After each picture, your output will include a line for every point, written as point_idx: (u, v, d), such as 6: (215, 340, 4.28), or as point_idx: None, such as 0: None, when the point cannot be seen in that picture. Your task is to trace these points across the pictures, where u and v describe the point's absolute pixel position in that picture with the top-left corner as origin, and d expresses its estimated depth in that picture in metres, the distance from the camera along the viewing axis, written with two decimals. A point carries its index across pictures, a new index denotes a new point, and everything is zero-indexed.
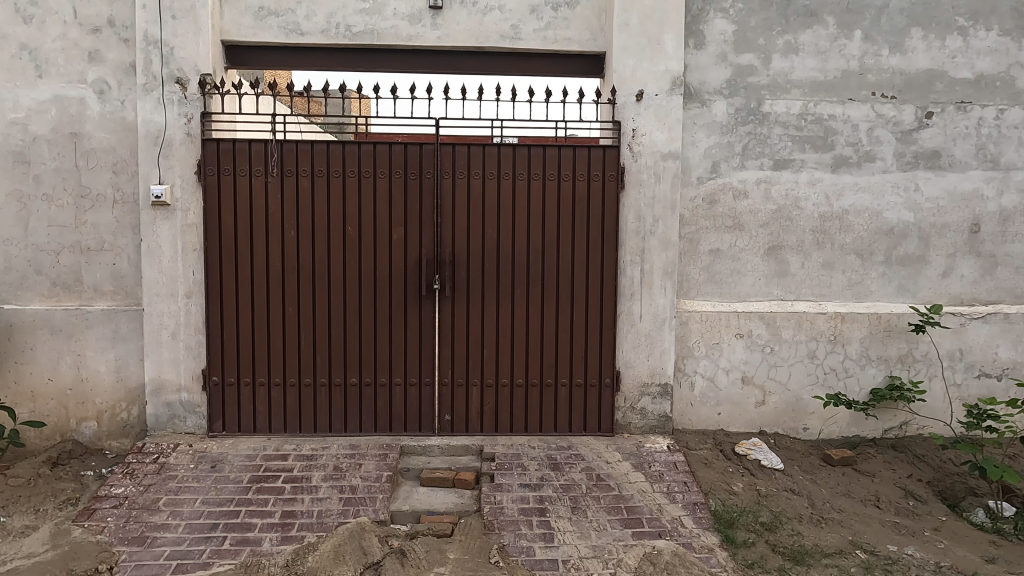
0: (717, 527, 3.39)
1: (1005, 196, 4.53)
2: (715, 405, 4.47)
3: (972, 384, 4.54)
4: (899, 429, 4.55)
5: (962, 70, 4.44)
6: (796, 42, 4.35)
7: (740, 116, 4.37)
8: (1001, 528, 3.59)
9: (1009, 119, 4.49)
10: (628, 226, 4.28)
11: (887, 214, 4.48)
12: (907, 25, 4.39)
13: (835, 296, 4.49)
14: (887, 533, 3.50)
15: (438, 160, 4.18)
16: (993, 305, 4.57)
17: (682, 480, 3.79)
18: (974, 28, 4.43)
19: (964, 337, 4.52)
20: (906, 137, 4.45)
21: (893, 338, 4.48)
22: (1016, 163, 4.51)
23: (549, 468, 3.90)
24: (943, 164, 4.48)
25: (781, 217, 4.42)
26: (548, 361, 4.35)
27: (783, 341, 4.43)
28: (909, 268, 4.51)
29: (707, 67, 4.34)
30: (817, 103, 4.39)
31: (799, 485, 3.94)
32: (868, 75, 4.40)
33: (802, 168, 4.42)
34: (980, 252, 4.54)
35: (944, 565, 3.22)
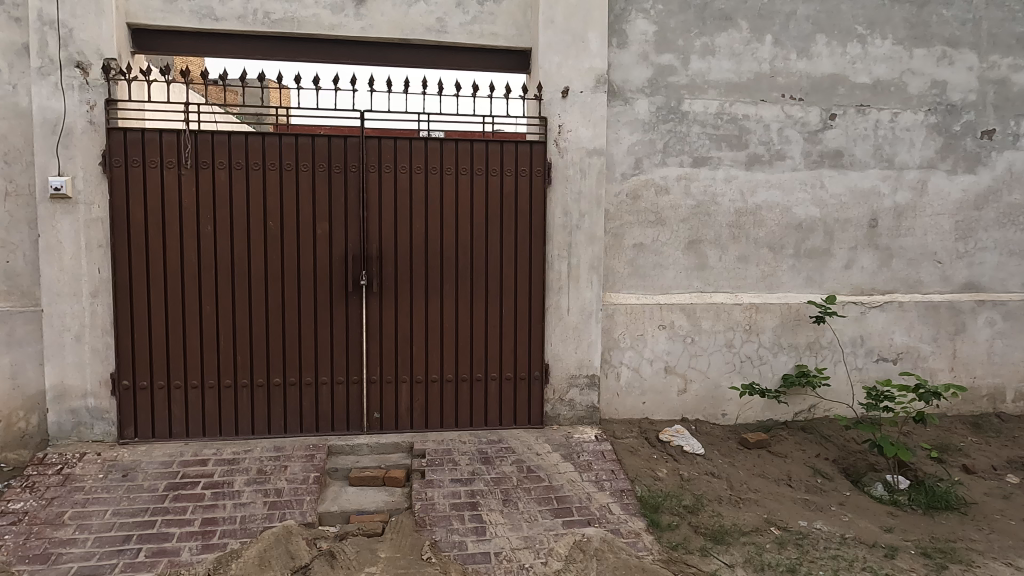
0: (643, 513, 3.51)
1: (899, 194, 4.89)
2: (640, 395, 4.60)
3: (872, 367, 4.89)
4: (808, 412, 4.84)
5: (861, 76, 4.76)
6: (712, 44, 4.53)
7: (662, 115, 4.51)
8: (897, 500, 3.90)
9: (902, 122, 4.85)
10: (555, 220, 4.34)
11: (796, 210, 4.74)
12: (813, 32, 4.66)
13: (750, 288, 4.72)
14: (797, 510, 3.73)
15: (363, 153, 4.09)
16: (890, 294, 4.92)
17: (609, 468, 3.90)
18: (871, 36, 4.75)
19: (865, 324, 4.85)
20: (812, 137, 4.73)
21: (802, 326, 4.75)
22: (908, 163, 4.88)
23: (480, 462, 3.91)
24: (845, 163, 4.79)
25: (700, 212, 4.61)
26: (477, 356, 4.36)
27: (702, 331, 4.62)
28: (815, 260, 4.80)
29: (630, 66, 4.45)
30: (731, 104, 4.60)
31: (718, 468, 4.12)
32: (778, 77, 4.64)
33: (719, 165, 4.61)
34: (878, 244, 4.89)
35: (848, 537, 3.47)
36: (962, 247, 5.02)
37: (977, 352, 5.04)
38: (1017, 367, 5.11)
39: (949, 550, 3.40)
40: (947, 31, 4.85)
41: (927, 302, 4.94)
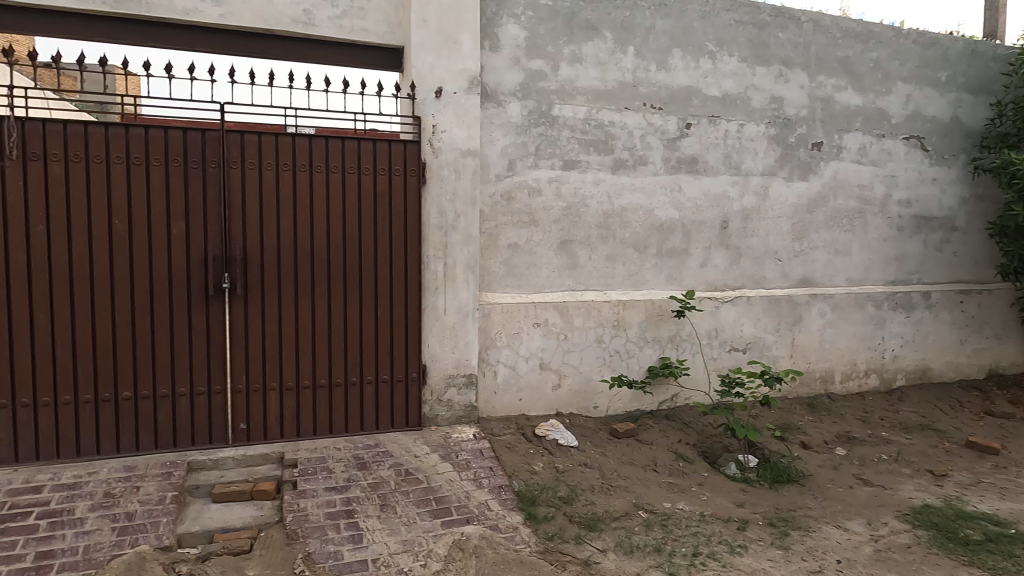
0: (520, 507, 3.59)
1: (746, 198, 5.36)
2: (517, 392, 4.70)
3: (725, 357, 5.32)
4: (670, 401, 5.18)
5: (712, 89, 5.17)
6: (579, 52, 4.73)
7: (533, 118, 4.64)
8: (748, 477, 4.29)
9: (747, 133, 5.33)
10: (430, 221, 4.32)
11: (658, 212, 5.06)
12: (669, 46, 4.99)
13: (618, 285, 4.97)
14: (662, 492, 3.98)
15: (223, 148, 3.84)
16: (739, 289, 5.39)
17: (487, 466, 3.95)
18: (720, 53, 5.17)
19: (718, 318, 5.28)
20: (671, 144, 5.07)
21: (665, 321, 5.08)
22: (753, 170, 5.37)
23: (356, 468, 3.81)
24: (700, 169, 5.18)
25: (570, 213, 4.79)
26: (352, 360, 4.23)
27: (574, 328, 4.80)
28: (675, 259, 5.14)
29: (502, 70, 4.54)
30: (598, 110, 4.82)
31: (591, 458, 4.30)
32: (640, 87, 4.93)
33: (587, 169, 4.82)
34: (728, 244, 5.34)
35: (707, 514, 3.76)
36: (798, 247, 5.60)
37: (812, 340, 5.64)
38: (844, 352, 5.78)
39: (791, 519, 3.78)
40: (783, 52, 5.39)
41: (770, 296, 5.46)
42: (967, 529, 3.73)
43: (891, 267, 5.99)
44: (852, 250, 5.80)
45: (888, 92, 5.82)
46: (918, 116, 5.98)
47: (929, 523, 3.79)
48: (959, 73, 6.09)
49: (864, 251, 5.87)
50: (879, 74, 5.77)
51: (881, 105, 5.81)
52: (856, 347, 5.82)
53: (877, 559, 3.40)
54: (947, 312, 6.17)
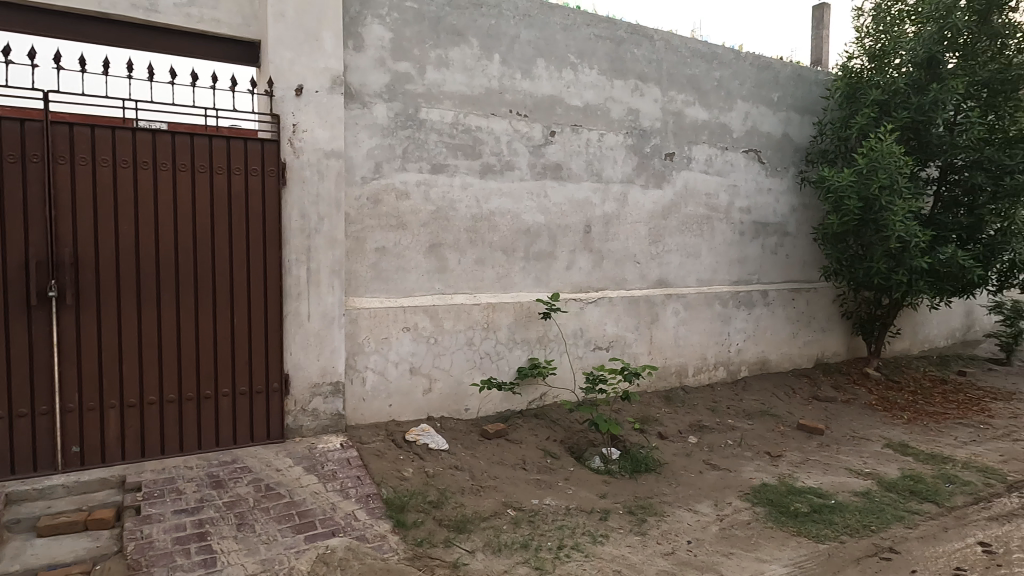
0: (389, 515, 3.54)
1: (607, 204, 5.65)
2: (386, 397, 4.62)
3: (590, 355, 5.57)
4: (539, 400, 5.33)
5: (574, 99, 5.40)
6: (446, 57, 4.75)
7: (400, 121, 4.61)
8: (610, 469, 4.51)
9: (607, 142, 5.61)
10: (291, 223, 4.15)
11: (525, 216, 5.20)
12: (534, 55, 5.15)
13: (487, 288, 5.05)
14: (531, 489, 4.09)
15: (47, 141, 3.46)
16: (602, 290, 5.66)
17: (355, 475, 3.86)
18: (581, 65, 5.41)
19: (583, 318, 5.51)
20: (537, 150, 5.23)
21: (533, 322, 5.22)
22: (613, 177, 5.67)
23: (210, 487, 3.57)
24: (564, 176, 5.39)
25: (439, 217, 4.79)
26: (205, 372, 3.96)
27: (444, 331, 4.81)
28: (542, 263, 5.31)
29: (367, 70, 4.46)
30: (465, 115, 4.87)
31: (461, 460, 4.32)
32: (505, 94, 5.04)
33: (455, 173, 4.85)
34: (592, 248, 5.59)
35: (572, 507, 3.91)
36: (654, 250, 5.99)
37: (668, 337, 6.05)
38: (696, 347, 6.25)
39: (648, 506, 4.04)
40: (638, 67, 5.74)
41: (630, 297, 5.79)
42: (796, 502, 4.17)
43: (735, 269, 6.57)
44: (701, 253, 6.30)
45: (730, 109, 6.39)
46: (755, 132, 6.61)
47: (766, 500, 4.20)
48: (788, 94, 6.80)
49: (712, 254, 6.39)
50: (721, 92, 6.31)
51: (724, 121, 6.36)
52: (707, 342, 6.31)
53: (722, 537, 3.71)
54: (782, 309, 6.86)
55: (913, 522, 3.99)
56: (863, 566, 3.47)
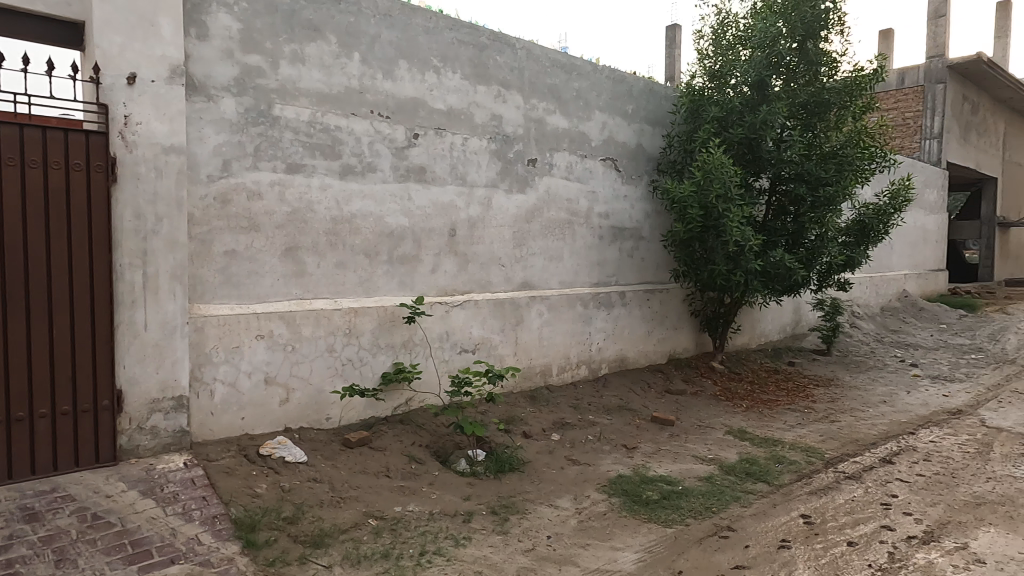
0: (238, 535, 3.33)
1: (472, 207, 5.70)
2: (238, 410, 4.34)
3: (456, 359, 5.58)
4: (405, 405, 5.25)
5: (437, 102, 5.40)
6: (301, 52, 4.56)
7: (250, 117, 4.36)
8: (476, 471, 4.54)
9: (471, 146, 5.66)
10: (124, 224, 3.78)
11: (388, 219, 5.11)
12: (395, 56, 5.08)
13: (348, 293, 4.90)
14: (394, 497, 4.02)
15: None
16: (468, 293, 5.70)
17: (200, 496, 3.59)
18: (444, 69, 5.42)
19: (449, 321, 5.51)
20: (400, 153, 5.16)
21: (397, 326, 5.14)
22: (477, 182, 5.73)
23: (22, 521, 3.16)
24: (428, 179, 5.36)
25: (295, 219, 4.59)
26: (16, 391, 3.50)
27: (302, 338, 4.60)
28: (406, 266, 5.24)
29: (212, 61, 4.18)
30: (323, 114, 4.70)
31: (321, 472, 4.15)
32: (366, 94, 4.93)
33: (313, 173, 4.67)
34: (456, 251, 5.61)
35: (435, 512, 3.89)
36: (519, 253, 6.12)
37: (532, 338, 6.20)
38: (559, 347, 6.46)
39: (510, 505, 4.11)
40: (501, 74, 5.85)
41: (495, 299, 5.87)
42: (648, 491, 4.43)
43: (595, 271, 6.88)
44: (563, 256, 6.53)
45: (588, 119, 6.69)
46: (612, 141, 6.97)
47: (621, 491, 4.42)
48: (641, 107, 7.24)
49: (573, 257, 6.64)
50: (580, 102, 6.59)
51: (583, 130, 6.64)
52: (570, 342, 6.55)
53: (579, 529, 3.86)
54: (638, 309, 7.28)
55: (747, 501, 4.38)
56: (704, 545, 3.75)
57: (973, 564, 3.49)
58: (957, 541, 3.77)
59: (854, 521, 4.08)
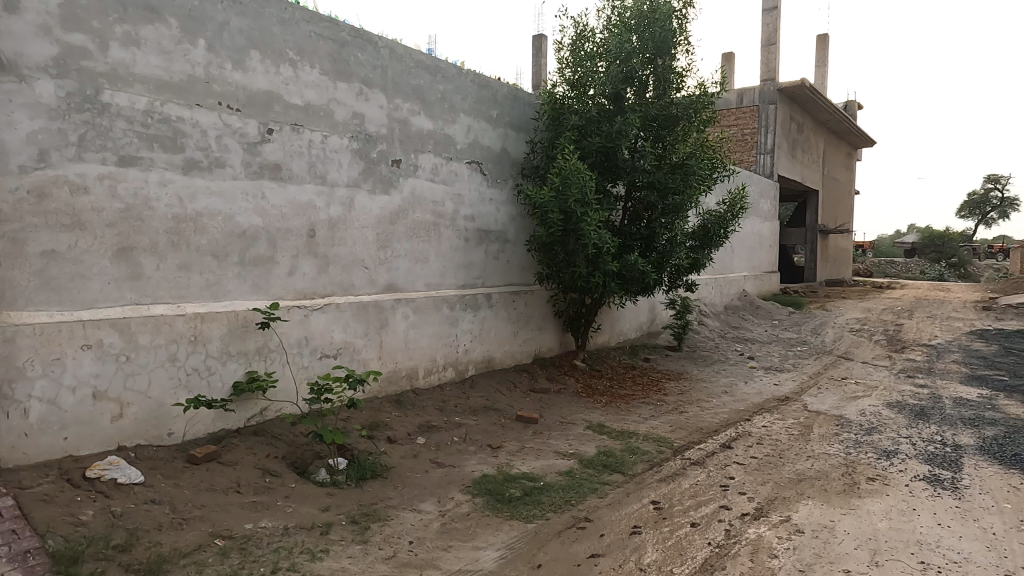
0: (56, 570, 2.96)
1: (332, 208, 5.50)
2: (60, 430, 3.87)
3: (316, 365, 5.35)
4: (259, 415, 4.95)
5: (293, 97, 5.16)
6: (136, 34, 4.17)
7: (74, 102, 3.92)
8: (336, 480, 4.38)
9: (331, 144, 5.47)
10: None
11: (238, 218, 4.80)
12: (246, 46, 4.79)
13: (194, 297, 4.54)
14: (244, 514, 3.77)
15: None
16: (328, 296, 5.49)
17: (9, 529, 3.16)
18: (301, 63, 5.20)
19: (307, 326, 5.27)
20: (251, 148, 4.87)
21: (249, 333, 4.84)
22: (338, 181, 5.54)
23: None
24: (284, 176, 5.11)
25: (130, 216, 4.18)
26: None
27: (139, 347, 4.19)
28: (260, 268, 4.95)
29: (24, 38, 3.71)
30: (162, 103, 4.33)
31: (160, 492, 3.81)
32: (213, 84, 4.61)
33: (151, 167, 4.28)
34: (316, 253, 5.39)
35: (290, 526, 3.71)
36: (382, 255, 6.00)
37: (397, 341, 6.11)
38: (426, 350, 6.41)
39: (372, 512, 4.01)
40: (362, 72, 5.71)
41: (358, 303, 5.70)
42: (511, 488, 4.52)
43: (461, 273, 6.91)
44: (429, 258, 6.49)
45: (453, 122, 6.71)
46: (477, 145, 7.04)
47: (484, 490, 4.47)
48: (505, 112, 7.38)
49: (439, 260, 6.63)
50: (445, 104, 6.60)
51: (448, 132, 6.65)
52: (436, 344, 6.52)
53: (442, 532, 3.85)
54: (504, 310, 7.40)
55: (604, 491, 4.60)
56: (563, 537, 3.88)
57: (794, 534, 3.90)
58: (781, 515, 4.20)
59: (697, 503, 4.42)
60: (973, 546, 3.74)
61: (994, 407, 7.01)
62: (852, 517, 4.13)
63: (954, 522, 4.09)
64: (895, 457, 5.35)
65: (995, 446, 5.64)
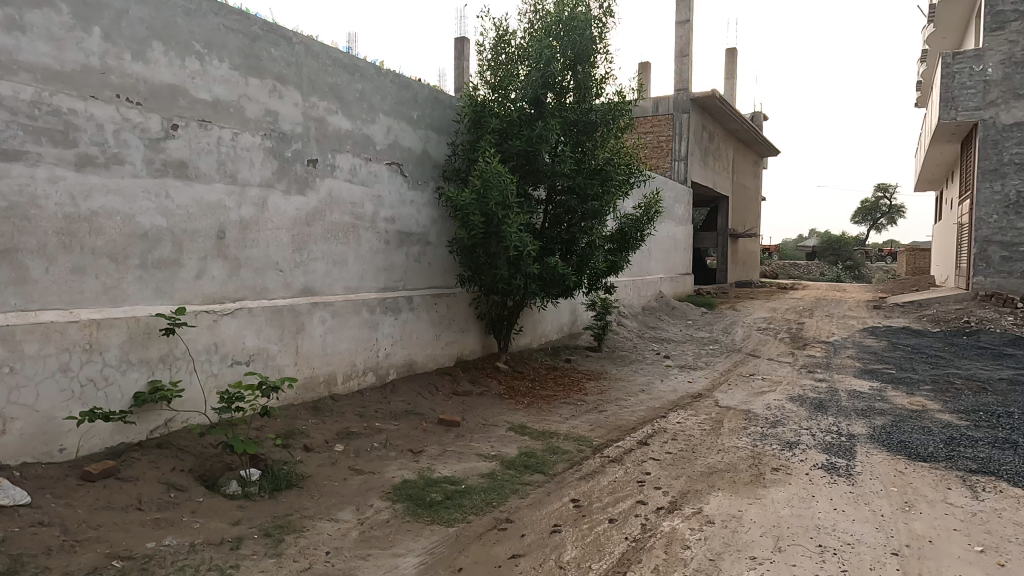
0: None
1: (243, 208, 5.28)
2: None
3: (226, 372, 5.11)
4: (164, 427, 4.66)
5: (200, 92, 4.92)
6: (20, 18, 3.86)
7: None
8: (248, 492, 4.19)
9: (242, 142, 5.25)
10: None
11: (139, 218, 4.52)
12: (147, 36, 4.53)
13: (89, 303, 4.23)
14: (146, 532, 3.56)
15: None
16: (239, 301, 5.26)
17: None
18: (209, 56, 4.96)
19: (217, 332, 5.03)
20: (154, 145, 4.61)
21: (152, 339, 4.56)
22: (249, 180, 5.32)
23: None
24: (190, 175, 4.86)
25: (13, 215, 3.85)
26: None
27: (25, 357, 3.87)
28: (163, 271, 4.69)
29: None
30: (51, 94, 4.02)
31: (50, 513, 3.52)
32: (110, 75, 4.32)
33: (38, 163, 3.97)
34: (226, 255, 5.16)
35: (197, 543, 3.52)
36: (298, 258, 5.81)
37: (315, 346, 5.93)
38: (344, 355, 6.26)
39: (286, 524, 3.87)
40: (275, 68, 5.52)
41: (272, 307, 5.49)
42: (432, 493, 4.48)
43: (381, 276, 6.79)
44: (347, 261, 6.35)
45: (372, 122, 6.60)
46: (397, 146, 6.95)
47: (405, 496, 4.41)
48: (426, 114, 7.33)
49: (358, 262, 6.49)
50: (364, 104, 6.48)
51: (367, 132, 6.53)
52: (355, 349, 6.37)
53: (361, 540, 3.77)
54: (425, 313, 7.33)
55: (525, 492, 4.64)
56: (484, 539, 3.89)
57: (705, 525, 4.07)
58: (694, 507, 4.38)
59: (615, 500, 4.53)
60: (864, 528, 4.02)
61: (883, 399, 7.59)
62: (758, 506, 4.36)
63: (848, 506, 4.39)
64: (797, 448, 5.69)
65: (883, 435, 6.10)
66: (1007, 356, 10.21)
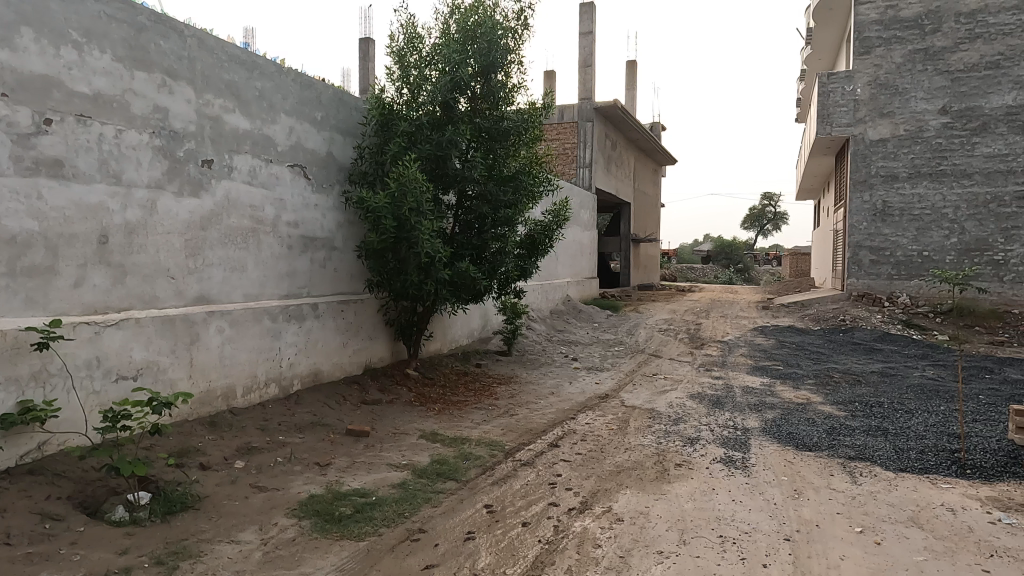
0: None
1: (129, 211, 4.90)
2: None
3: (110, 389, 4.71)
4: (37, 451, 4.22)
5: (78, 84, 4.52)
6: None
7: None
8: (137, 517, 3.88)
9: (127, 140, 4.87)
10: None
11: (6, 222, 4.09)
12: (15, 21, 4.11)
13: None
14: (16, 570, 3.20)
15: None
16: (125, 311, 4.87)
17: None
18: (88, 46, 4.57)
19: (99, 345, 4.63)
20: (23, 140, 4.18)
21: (22, 355, 4.13)
22: (136, 181, 4.95)
23: None
24: (66, 174, 4.45)
25: None
26: None
27: None
28: (35, 279, 4.26)
29: None
30: None
31: None
32: None
33: None
34: (109, 262, 4.76)
35: None
36: (192, 264, 5.46)
37: (211, 358, 5.58)
38: (244, 366, 5.93)
39: (181, 549, 3.62)
40: (165, 62, 5.17)
41: (163, 317, 5.12)
42: (341, 507, 4.33)
43: (283, 283, 6.51)
44: (247, 267, 6.04)
45: (272, 122, 6.32)
46: (299, 147, 6.69)
47: (312, 511, 4.23)
48: (330, 115, 7.11)
49: (258, 268, 6.18)
50: (263, 103, 6.19)
51: (267, 133, 6.25)
52: (256, 359, 6.06)
53: (265, 561, 3.58)
54: (331, 320, 7.10)
55: (437, 500, 4.59)
56: (396, 552, 3.80)
57: (614, 523, 4.18)
58: (604, 506, 4.49)
59: (528, 503, 4.57)
60: (759, 516, 4.27)
61: (773, 394, 8.13)
62: (664, 501, 4.54)
63: (745, 496, 4.66)
64: (697, 443, 5.97)
65: (774, 427, 6.52)
66: (877, 351, 11.20)
